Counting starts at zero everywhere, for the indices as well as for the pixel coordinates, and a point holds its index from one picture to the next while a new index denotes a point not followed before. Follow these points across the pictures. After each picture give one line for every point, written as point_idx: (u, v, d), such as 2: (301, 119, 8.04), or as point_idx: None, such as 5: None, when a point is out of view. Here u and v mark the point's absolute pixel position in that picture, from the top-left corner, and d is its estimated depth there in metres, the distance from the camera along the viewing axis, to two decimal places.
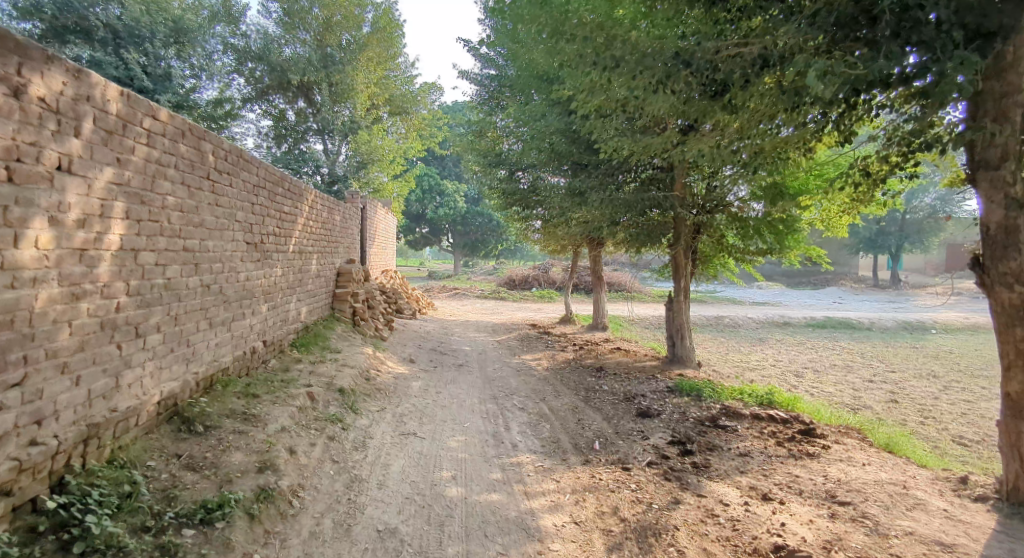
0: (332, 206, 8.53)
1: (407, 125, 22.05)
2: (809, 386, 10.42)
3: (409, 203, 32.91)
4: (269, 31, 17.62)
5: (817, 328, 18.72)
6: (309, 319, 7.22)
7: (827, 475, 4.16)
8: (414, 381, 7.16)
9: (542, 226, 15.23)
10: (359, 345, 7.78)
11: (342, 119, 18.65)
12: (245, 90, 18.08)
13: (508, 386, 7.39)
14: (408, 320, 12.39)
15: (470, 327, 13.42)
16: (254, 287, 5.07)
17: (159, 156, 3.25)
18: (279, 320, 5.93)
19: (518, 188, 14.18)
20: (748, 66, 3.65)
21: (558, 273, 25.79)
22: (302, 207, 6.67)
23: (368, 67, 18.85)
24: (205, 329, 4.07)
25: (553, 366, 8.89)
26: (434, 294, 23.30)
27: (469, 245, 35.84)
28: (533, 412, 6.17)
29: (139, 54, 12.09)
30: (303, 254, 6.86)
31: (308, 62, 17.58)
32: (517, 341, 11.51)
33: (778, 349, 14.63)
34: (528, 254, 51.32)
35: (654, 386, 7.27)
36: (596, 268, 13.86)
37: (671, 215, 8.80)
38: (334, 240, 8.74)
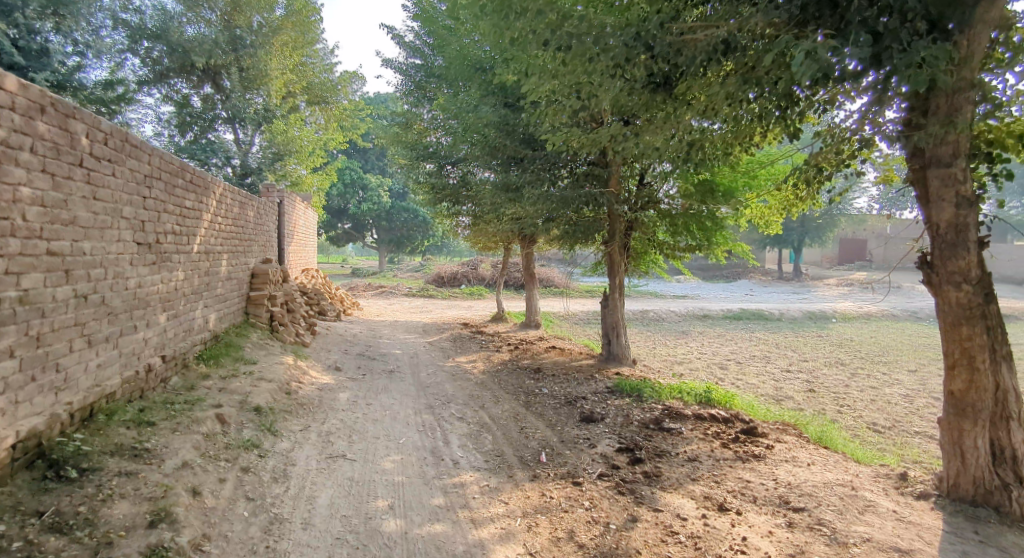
0: (244, 201, 7.66)
1: (327, 115, 20.82)
2: (734, 378, 10.83)
3: (329, 197, 31.28)
4: (167, 7, 15.91)
5: (734, 320, 19.75)
6: (218, 328, 6.42)
7: (777, 479, 4.23)
8: (340, 392, 6.55)
9: (471, 222, 14.82)
10: (278, 353, 7.03)
11: (254, 106, 17.24)
12: (141, 73, 16.16)
13: (444, 393, 6.98)
14: (332, 323, 11.60)
15: (399, 328, 12.80)
16: (149, 294, 4.31)
17: (6, 136, 2.56)
18: (182, 331, 5.16)
19: (447, 184, 13.70)
20: (710, 51, 3.55)
21: (487, 270, 25.49)
22: (208, 200, 5.86)
23: (282, 51, 17.56)
24: (82, 348, 3.36)
25: (490, 368, 8.56)
26: (359, 293, 22.23)
27: (395, 242, 34.72)
28: (473, 422, 5.82)
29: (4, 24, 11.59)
30: (210, 254, 6.05)
31: (214, 43, 16.08)
32: (450, 343, 11.06)
33: (702, 342, 15.20)
34: (455, 250, 50.59)
35: (593, 387, 7.14)
36: (528, 265, 13.67)
37: (605, 211, 8.70)
38: (248, 238, 7.89)
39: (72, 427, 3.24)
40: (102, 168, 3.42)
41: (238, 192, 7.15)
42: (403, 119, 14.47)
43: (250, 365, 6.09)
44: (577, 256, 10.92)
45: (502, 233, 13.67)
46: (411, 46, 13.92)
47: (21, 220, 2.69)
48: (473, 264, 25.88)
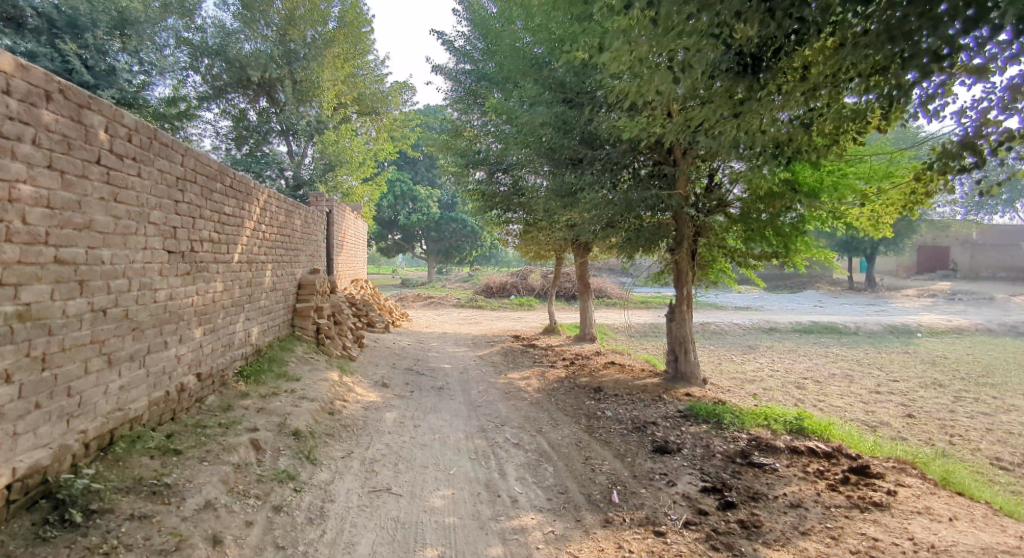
0: (291, 209, 7.42)
1: (378, 126, 20.98)
2: (815, 398, 9.72)
3: (380, 208, 31.69)
4: (226, 24, 16.47)
5: (804, 334, 18.26)
6: (261, 341, 6.12)
7: (914, 538, 3.37)
8: (387, 411, 6.10)
9: (521, 230, 14.30)
10: (324, 369, 6.68)
11: (307, 119, 17.52)
12: (201, 89, 16.87)
13: (497, 414, 6.41)
14: (380, 335, 11.33)
15: (448, 341, 12.39)
16: (182, 307, 3.99)
17: (0, 125, 2.20)
18: (221, 346, 4.86)
19: (497, 190, 13.27)
20: None
21: (537, 280, 24.90)
22: (250, 207, 5.58)
23: (334, 64, 17.79)
24: (102, 368, 3.00)
25: (545, 386, 7.94)
26: (408, 303, 22.16)
27: (444, 252, 34.75)
28: (530, 449, 5.22)
29: (77, 46, 12.53)
30: (253, 264, 5.77)
31: (269, 57, 16.46)
32: (501, 357, 10.52)
33: (773, 358, 13.97)
34: (502, 260, 50.41)
35: (663, 410, 6.39)
36: (582, 275, 13.00)
37: (670, 214, 7.97)
38: (295, 248, 7.66)
39: (87, 459, 2.86)
40: (125, 167, 3.07)
41: (284, 199, 6.91)
42: (452, 126, 14.21)
43: (293, 382, 5.72)
44: (636, 265, 10.15)
45: (555, 241, 13.06)
46: (461, 50, 13.68)
47: (20, 222, 2.33)
48: (522, 274, 25.36)
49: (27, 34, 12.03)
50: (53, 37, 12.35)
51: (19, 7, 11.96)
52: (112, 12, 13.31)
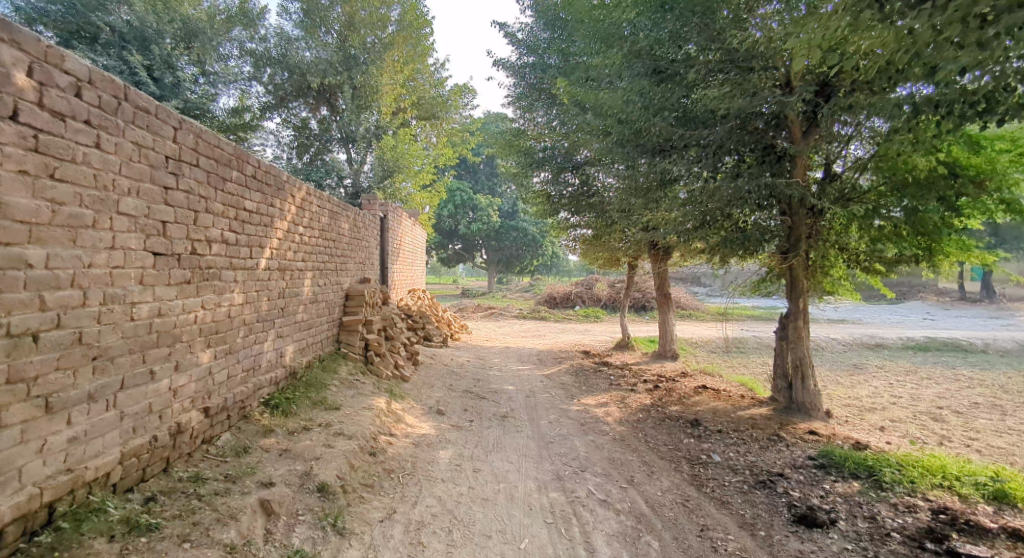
0: (337, 210, 6.63)
1: (438, 132, 20.45)
2: (966, 436, 7.82)
3: (441, 218, 31.39)
4: (288, 33, 16.48)
5: (919, 352, 15.79)
6: (297, 362, 5.29)
7: None
8: (442, 449, 5.05)
9: (590, 236, 13.11)
10: (370, 394, 5.76)
11: (367, 125, 17.19)
12: (264, 99, 17.04)
13: (574, 455, 5.24)
14: (437, 349, 10.47)
15: (512, 356, 11.35)
16: (180, 324, 3.15)
17: None
18: (239, 371, 4.03)
19: (563, 192, 12.16)
20: None
21: (604, 290, 23.43)
22: (283, 205, 4.77)
23: (393, 68, 17.41)
24: (32, 417, 2.13)
25: (628, 417, 6.67)
26: (468, 314, 21.41)
27: (505, 262, 33.97)
28: (622, 509, 3.99)
29: (144, 57, 12.84)
30: (286, 272, 4.95)
31: (329, 64, 16.29)
32: (571, 377, 9.33)
33: (890, 382, 11.87)
34: (563, 269, 49.12)
35: (789, 456, 4.95)
36: (660, 284, 11.59)
37: (780, 210, 6.53)
38: (341, 253, 6.86)
39: None
40: (70, 132, 2.25)
41: (327, 200, 6.12)
42: (515, 124, 13.27)
43: (331, 415, 4.80)
44: (730, 272, 8.69)
45: (630, 246, 11.71)
46: (526, 43, 12.72)
47: None
48: (588, 283, 24.00)
49: (99, 48, 12.37)
50: (123, 50, 12.60)
51: (93, 23, 12.34)
52: (178, 23, 13.71)
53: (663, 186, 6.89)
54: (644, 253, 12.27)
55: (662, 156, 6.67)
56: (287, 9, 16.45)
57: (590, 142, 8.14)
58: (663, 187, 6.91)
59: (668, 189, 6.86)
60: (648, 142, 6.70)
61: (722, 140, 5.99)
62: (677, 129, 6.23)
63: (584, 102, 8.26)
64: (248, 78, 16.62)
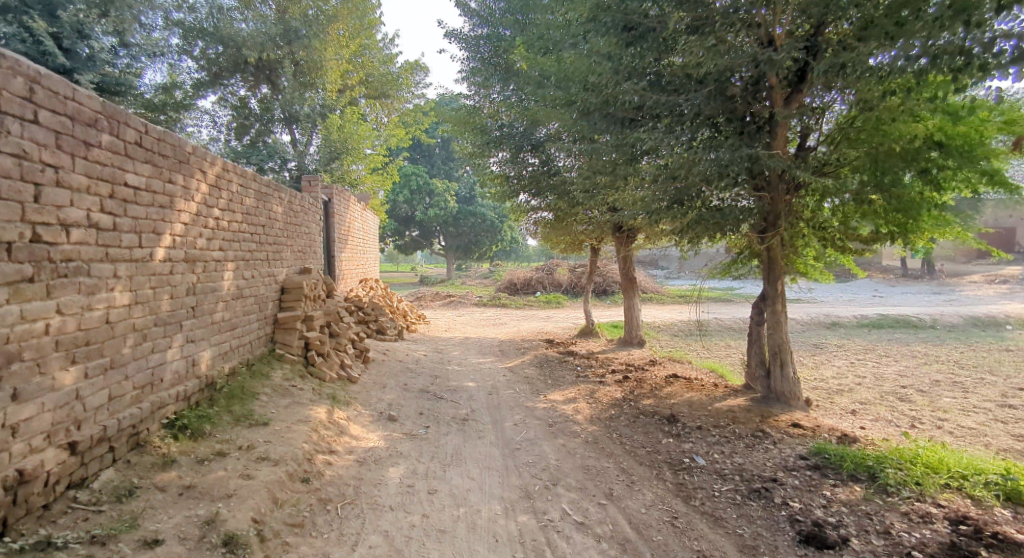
0: (267, 191, 5.74)
1: (389, 111, 19.31)
2: (934, 416, 7.75)
3: (396, 204, 30.15)
4: (219, 1, 14.97)
5: (873, 329, 16.09)
6: (219, 371, 4.46)
7: None
8: (392, 466, 4.37)
9: (550, 220, 12.57)
10: (309, 403, 4.99)
11: (311, 102, 15.94)
12: (196, 75, 15.51)
13: (544, 464, 4.67)
14: (392, 344, 9.71)
15: (472, 348, 10.71)
16: (17, 338, 2.35)
17: None
18: (131, 391, 3.20)
19: (523, 173, 11.51)
20: None
21: (565, 275, 23.03)
22: (190, 180, 3.88)
23: (338, 42, 16.19)
24: None
25: (599, 414, 6.17)
26: (426, 304, 20.57)
27: (463, 248, 33.10)
28: (603, 533, 3.43)
29: (48, 23, 11.23)
30: (200, 264, 4.10)
31: (267, 36, 14.95)
32: (536, 369, 8.77)
33: (851, 361, 11.91)
34: (523, 255, 48.61)
35: (778, 456, 4.53)
36: (626, 269, 11.15)
37: (757, 185, 6.09)
38: (273, 240, 5.95)
39: None
40: None
41: (251, 177, 5.20)
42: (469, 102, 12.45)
43: (257, 434, 4.02)
44: (700, 255, 8.27)
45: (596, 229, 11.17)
46: (479, 12, 12.04)
47: None
48: (549, 268, 23.53)
49: None
50: (21, 15, 10.98)
51: None
52: None
53: (634, 161, 6.33)
54: (608, 237, 11.79)
55: (633, 128, 6.09)
56: None
57: (553, 117, 7.47)
58: (634, 162, 6.35)
59: (639, 164, 6.31)
60: (618, 112, 6.10)
61: (700, 108, 5.45)
62: (651, 95, 5.64)
63: (545, 73, 7.57)
64: (175, 51, 15.04)
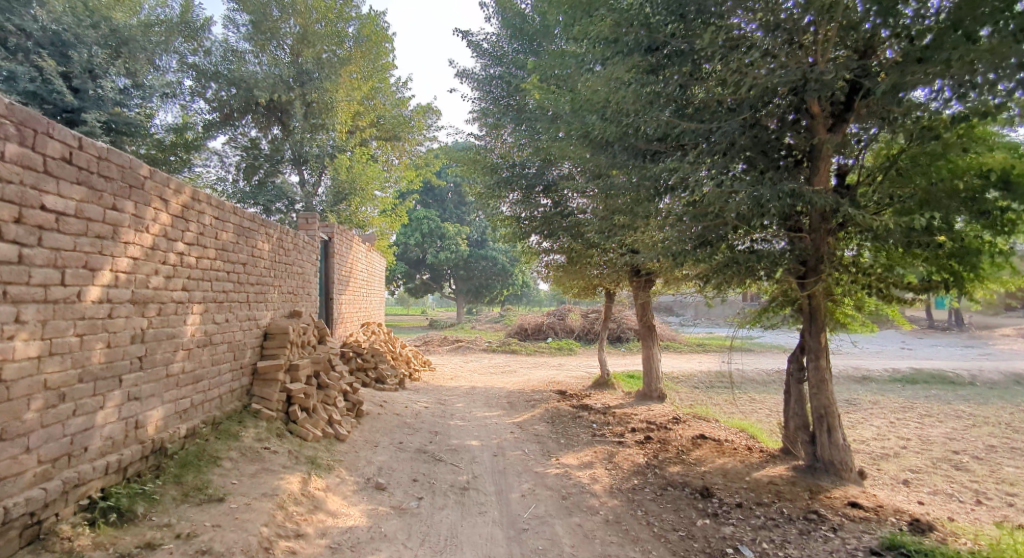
0: (250, 227, 5.23)
1: (401, 154, 19.23)
2: (1002, 490, 6.75)
3: (407, 247, 29.94)
4: (234, 45, 15.13)
5: (908, 385, 14.98)
6: (175, 432, 3.78)
7: None
8: (372, 554, 3.59)
9: (562, 262, 11.99)
10: (282, 471, 4.26)
11: (321, 144, 15.85)
12: (208, 116, 15.57)
13: (557, 553, 3.85)
14: (391, 394, 8.99)
15: (478, 400, 9.92)
16: None
17: None
18: (33, 466, 2.54)
19: (534, 214, 11.04)
20: None
21: (577, 321, 22.27)
22: (144, 208, 3.37)
23: (351, 85, 16.26)
24: None
25: (620, 484, 5.34)
26: (433, 348, 19.86)
27: (474, 291, 32.58)
28: None
29: (58, 63, 11.36)
30: (153, 305, 3.51)
31: (280, 78, 15.04)
32: (547, 426, 7.94)
33: (891, 420, 10.89)
34: (534, 299, 47.99)
35: (844, 550, 3.68)
36: (644, 316, 10.43)
37: (795, 225, 5.45)
38: (255, 279, 5.37)
39: None
40: None
41: (229, 210, 4.69)
42: (480, 142, 12.15)
43: (207, 514, 3.29)
44: (728, 302, 7.56)
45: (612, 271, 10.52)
46: (491, 52, 11.92)
47: None
48: (560, 314, 22.81)
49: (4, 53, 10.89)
50: (34, 55, 11.16)
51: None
52: (104, 29, 12.32)
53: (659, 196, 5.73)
54: (624, 281, 11.13)
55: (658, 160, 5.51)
56: (235, 21, 15.14)
57: (568, 152, 7.00)
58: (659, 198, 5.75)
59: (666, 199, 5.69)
60: (639, 142, 5.56)
61: (733, 136, 4.86)
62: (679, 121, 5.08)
63: (559, 106, 7.16)
64: (189, 92, 15.11)
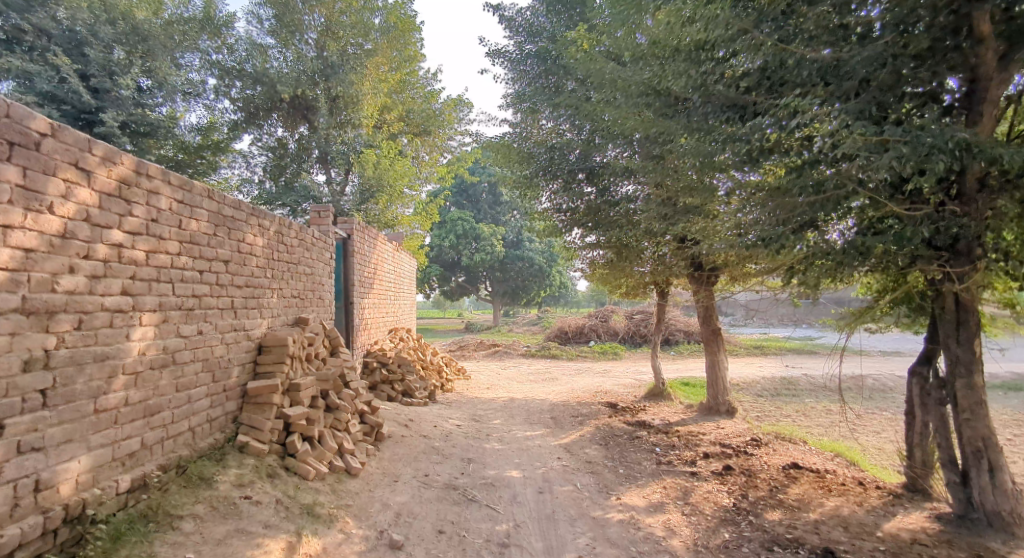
0: (235, 217, 4.25)
1: (431, 150, 18.35)
2: None
3: (442, 249, 29.23)
4: (258, 41, 14.50)
5: (1013, 393, 12.95)
6: (113, 488, 2.80)
7: None
8: None
9: (607, 259, 10.73)
10: (260, 532, 3.21)
11: (347, 140, 15.05)
12: (233, 116, 15.01)
13: None
14: (420, 410, 7.95)
15: (518, 415, 8.76)
16: None
17: None
18: None
19: (577, 204, 9.85)
20: None
21: (621, 323, 20.86)
22: (43, 178, 2.41)
23: (378, 77, 15.41)
24: None
25: (706, 539, 4.07)
26: (469, 353, 18.88)
27: (510, 293, 31.52)
28: None
29: (72, 60, 10.86)
30: (66, 316, 2.52)
31: (303, 72, 14.31)
32: (600, 450, 6.70)
33: (1011, 438, 9.11)
34: (572, 301, 46.57)
35: None
36: (707, 317, 9.04)
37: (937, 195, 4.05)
38: (245, 279, 4.39)
39: None
40: None
41: (200, 192, 3.73)
42: (514, 128, 11.02)
43: None
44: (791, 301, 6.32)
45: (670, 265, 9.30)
46: (526, 28, 10.80)
47: None
48: (603, 316, 21.46)
49: (18, 51, 10.52)
50: (48, 53, 10.71)
51: (13, 24, 10.45)
52: (121, 24, 11.73)
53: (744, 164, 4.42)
54: (682, 277, 9.76)
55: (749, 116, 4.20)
56: (259, 15, 14.51)
57: (625, 121, 5.75)
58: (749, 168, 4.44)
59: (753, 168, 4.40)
60: (724, 93, 4.29)
61: (866, 71, 3.54)
62: (792, 54, 3.74)
63: (611, 67, 5.94)
64: (213, 92, 14.59)
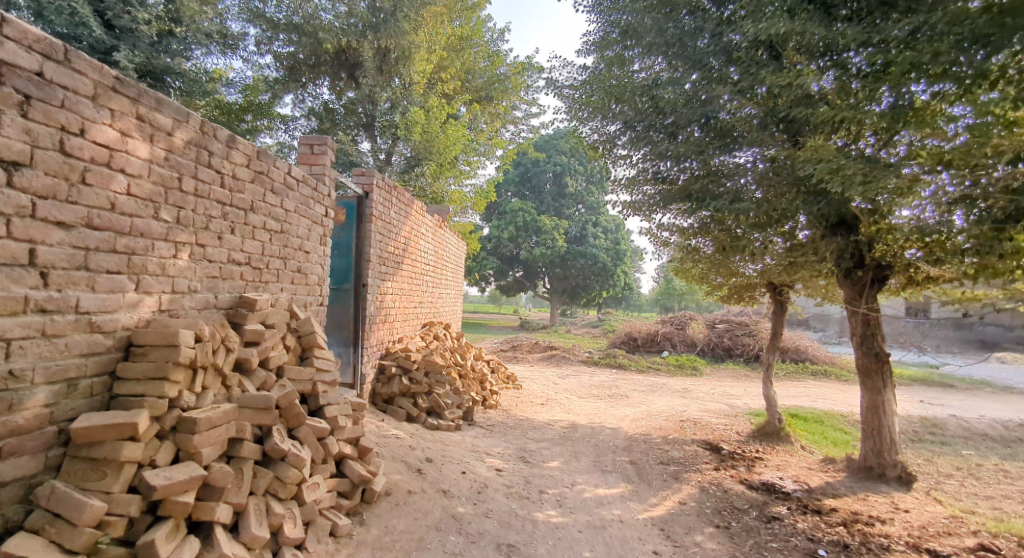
0: (62, 76, 2.08)
1: (492, 121, 16.19)
2: None
3: (500, 241, 27.19)
4: None
5: None
6: None
7: None
8: None
9: (712, 253, 8.09)
10: None
11: (393, 98, 13.00)
12: (275, 73, 13.26)
13: None
14: (448, 442, 5.73)
15: (585, 455, 6.34)
16: None
17: None
18: None
19: (682, 171, 7.32)
20: None
21: (700, 332, 17.95)
22: None
23: (433, 29, 13.09)
24: None
25: None
26: (523, 355, 16.62)
27: (571, 292, 28.99)
28: None
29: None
30: None
31: (351, 22, 12.23)
32: (722, 545, 4.17)
33: None
34: (634, 303, 43.49)
35: None
36: (865, 337, 6.36)
37: None
38: (85, 213, 2.19)
39: None
40: None
41: None
42: (597, 72, 8.39)
43: None
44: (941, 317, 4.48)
45: (818, 247, 6.36)
46: None
47: None
48: (679, 322, 18.55)
49: None
50: None
51: None
52: None
53: None
54: (822, 276, 7.05)
55: None
56: None
57: None
58: None
59: None
60: None
61: None
62: None
63: None
64: (255, 45, 12.82)
